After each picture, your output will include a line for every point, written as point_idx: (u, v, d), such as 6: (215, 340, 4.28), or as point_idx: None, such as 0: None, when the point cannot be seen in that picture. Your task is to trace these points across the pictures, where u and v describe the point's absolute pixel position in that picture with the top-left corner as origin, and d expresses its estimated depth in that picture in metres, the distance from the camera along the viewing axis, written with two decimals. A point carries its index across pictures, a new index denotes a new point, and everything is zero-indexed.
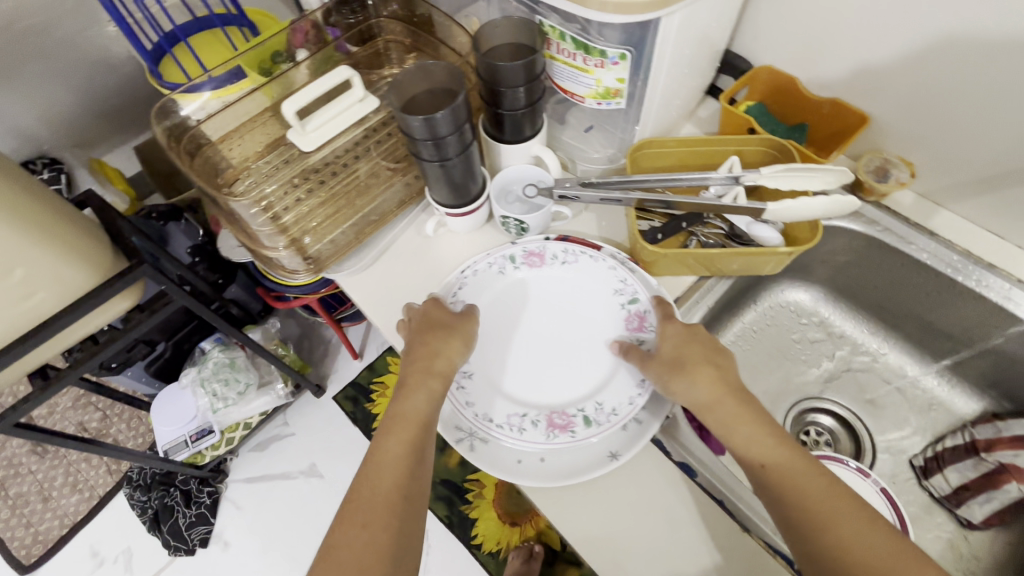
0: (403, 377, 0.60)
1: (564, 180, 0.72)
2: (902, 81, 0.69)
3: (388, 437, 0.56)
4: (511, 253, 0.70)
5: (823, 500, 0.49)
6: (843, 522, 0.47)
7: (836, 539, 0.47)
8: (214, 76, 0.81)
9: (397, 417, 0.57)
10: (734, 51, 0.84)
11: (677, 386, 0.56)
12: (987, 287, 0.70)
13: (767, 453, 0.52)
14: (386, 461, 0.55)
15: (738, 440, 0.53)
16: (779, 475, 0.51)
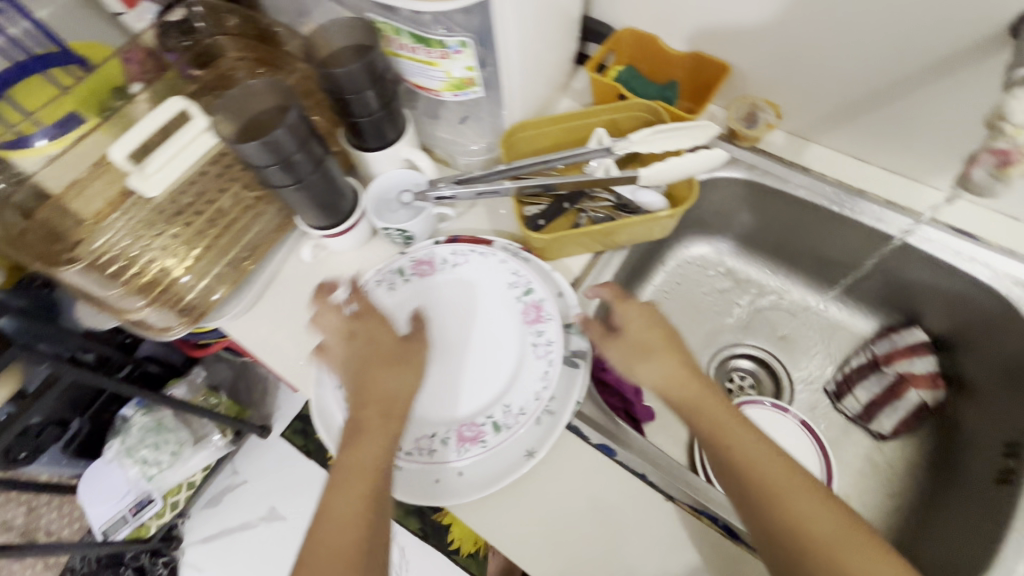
0: (351, 420, 0.56)
1: (438, 181, 0.68)
2: (752, 28, 0.70)
3: (339, 490, 0.53)
4: (398, 266, 0.67)
5: (773, 472, 0.52)
6: (791, 498, 0.51)
7: (783, 510, 0.50)
8: (43, 125, 0.64)
9: (352, 458, 0.54)
10: (593, 17, 0.83)
11: (642, 369, 0.58)
12: (859, 213, 0.73)
13: (713, 423, 0.55)
14: (343, 504, 0.52)
15: (704, 419, 0.56)
16: (726, 443, 0.54)
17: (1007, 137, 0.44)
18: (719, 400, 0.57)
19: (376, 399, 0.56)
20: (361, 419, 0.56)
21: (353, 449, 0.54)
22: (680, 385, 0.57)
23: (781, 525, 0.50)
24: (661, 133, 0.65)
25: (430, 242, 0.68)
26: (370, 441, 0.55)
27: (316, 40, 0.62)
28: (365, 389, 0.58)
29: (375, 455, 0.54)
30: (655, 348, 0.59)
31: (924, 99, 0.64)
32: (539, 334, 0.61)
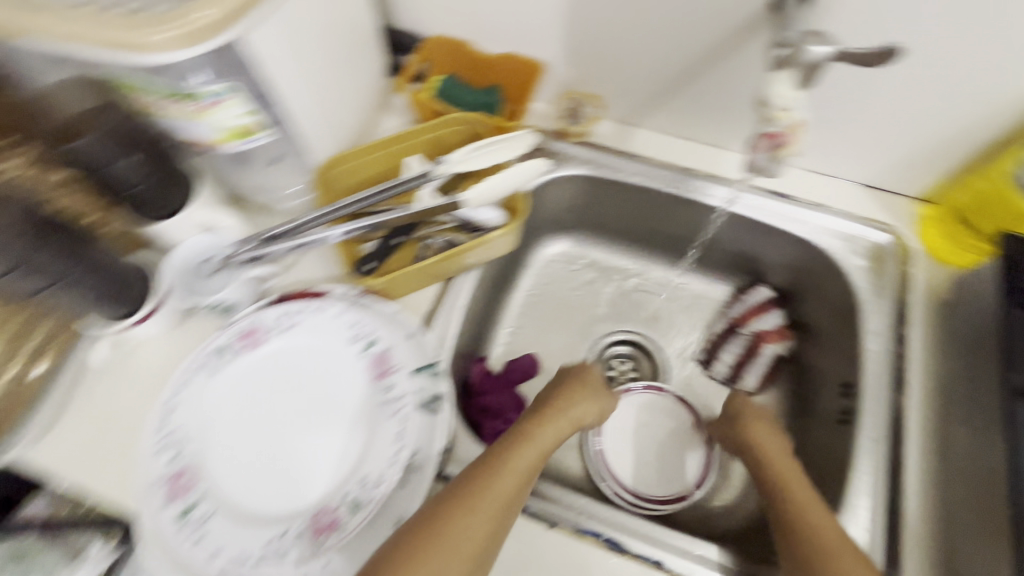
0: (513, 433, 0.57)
1: (244, 242, 0.60)
2: (555, 22, 0.69)
3: (478, 499, 0.50)
4: (219, 344, 0.59)
5: (796, 483, 0.57)
6: (811, 508, 0.54)
7: (809, 517, 0.54)
8: None
9: (523, 458, 0.55)
10: (399, 27, 0.78)
11: (726, 413, 0.67)
12: (689, 190, 0.75)
13: (766, 438, 0.63)
14: (481, 518, 0.49)
15: (760, 434, 0.63)
16: (775, 460, 0.60)
17: (774, 119, 0.47)
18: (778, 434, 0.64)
19: (548, 419, 0.61)
20: (524, 434, 0.57)
21: (517, 453, 0.55)
22: (750, 418, 0.65)
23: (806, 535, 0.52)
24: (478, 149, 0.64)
25: (255, 307, 0.61)
26: (512, 460, 0.54)
27: (49, 102, 0.51)
28: (518, 432, 0.58)
29: (529, 464, 0.54)
30: (754, 408, 0.67)
31: (721, 74, 0.67)
32: (390, 388, 0.57)
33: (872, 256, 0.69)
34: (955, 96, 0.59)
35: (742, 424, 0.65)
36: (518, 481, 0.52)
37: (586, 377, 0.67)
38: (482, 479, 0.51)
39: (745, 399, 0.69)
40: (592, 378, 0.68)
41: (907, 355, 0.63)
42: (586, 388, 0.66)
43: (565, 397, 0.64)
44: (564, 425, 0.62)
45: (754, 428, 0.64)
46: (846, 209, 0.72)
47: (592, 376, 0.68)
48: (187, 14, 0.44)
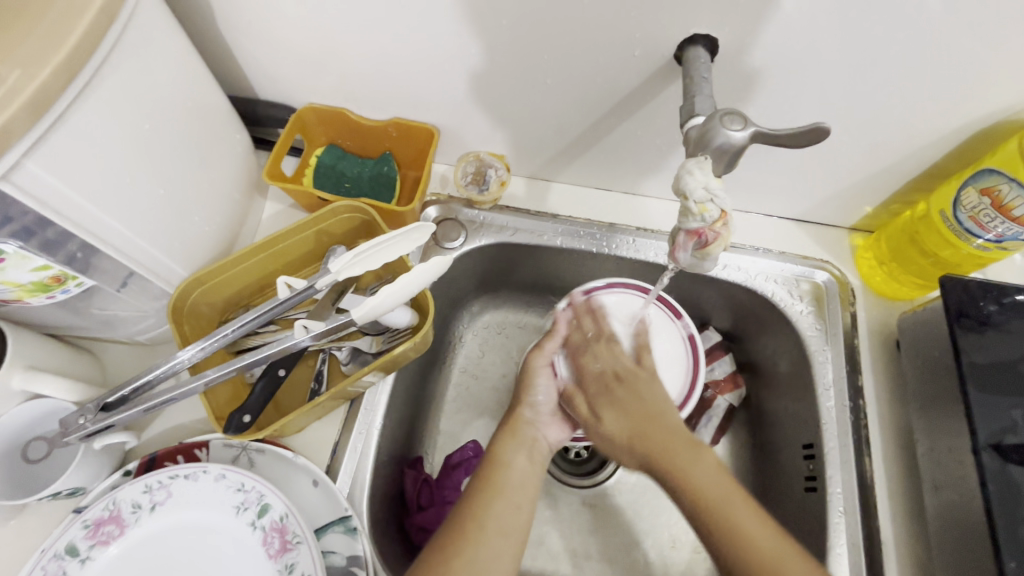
0: (505, 431, 0.57)
1: (75, 414, 0.47)
2: (439, 85, 0.59)
3: (507, 498, 0.51)
4: (67, 543, 0.46)
5: (721, 490, 0.48)
6: (700, 469, 0.50)
7: (733, 522, 0.47)
8: None
9: (496, 495, 0.51)
10: (263, 101, 0.67)
11: (604, 408, 0.57)
12: (616, 247, 0.68)
13: (621, 428, 0.55)
14: (485, 554, 0.47)
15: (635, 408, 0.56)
16: (655, 446, 0.53)
17: (694, 216, 0.38)
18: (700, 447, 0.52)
19: (498, 451, 0.55)
20: (489, 468, 0.54)
21: (490, 489, 0.51)
22: (604, 411, 0.57)
23: (716, 524, 0.47)
24: (363, 253, 0.50)
25: (117, 478, 0.50)
26: (488, 503, 0.50)
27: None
28: (487, 470, 0.53)
29: (505, 508, 0.50)
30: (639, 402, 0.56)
31: (632, 126, 0.60)
32: (290, 568, 0.46)
33: (814, 300, 0.64)
34: (881, 134, 0.54)
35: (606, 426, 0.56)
36: (506, 533, 0.48)
37: (528, 380, 0.60)
38: (461, 519, 0.49)
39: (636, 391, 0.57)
40: (519, 404, 0.59)
41: (864, 410, 0.59)
42: (518, 421, 0.58)
43: (507, 430, 0.57)
44: (522, 429, 0.57)
45: (600, 424, 0.57)
46: (781, 251, 0.67)
47: (525, 406, 0.59)
48: None
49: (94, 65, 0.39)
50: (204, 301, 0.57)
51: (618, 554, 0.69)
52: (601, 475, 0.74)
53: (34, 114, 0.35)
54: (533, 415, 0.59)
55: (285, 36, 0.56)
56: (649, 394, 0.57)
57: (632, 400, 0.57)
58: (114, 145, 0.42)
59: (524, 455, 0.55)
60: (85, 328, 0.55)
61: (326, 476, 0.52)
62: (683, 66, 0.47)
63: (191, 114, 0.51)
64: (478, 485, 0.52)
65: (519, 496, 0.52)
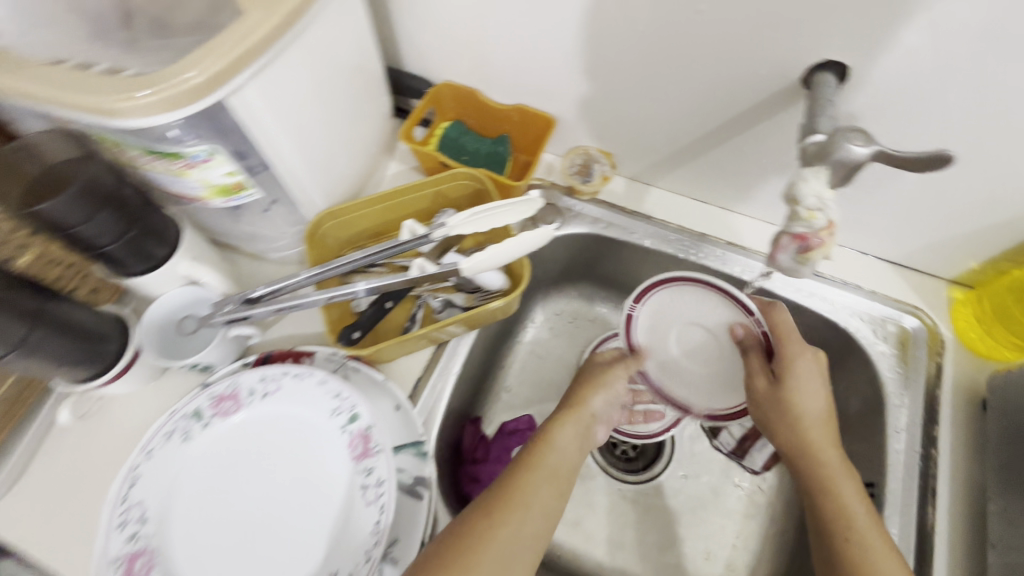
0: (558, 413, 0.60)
1: (223, 302, 0.56)
2: (568, 78, 0.64)
3: (546, 485, 0.51)
4: (194, 407, 0.55)
5: (852, 509, 0.50)
6: (845, 487, 0.52)
7: (839, 500, 0.51)
8: None
9: (541, 479, 0.51)
10: (407, 73, 0.75)
11: (800, 387, 0.56)
12: (704, 257, 0.71)
13: (815, 404, 0.55)
14: (522, 536, 0.47)
15: (806, 391, 0.56)
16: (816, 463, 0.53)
17: (802, 221, 0.42)
18: (828, 422, 0.55)
19: (548, 433, 0.56)
20: (536, 449, 0.54)
21: (530, 470, 0.52)
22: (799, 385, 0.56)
23: (830, 515, 0.51)
24: (477, 215, 0.56)
25: (237, 366, 0.58)
26: (532, 482, 0.51)
27: (34, 150, 0.46)
28: (529, 449, 0.55)
29: (546, 494, 0.50)
30: (806, 385, 0.56)
31: (745, 142, 0.62)
32: (368, 473, 0.52)
33: (899, 344, 0.64)
34: (1005, 187, 0.53)
35: (783, 394, 0.56)
36: (545, 517, 0.49)
37: (602, 379, 0.64)
38: (501, 497, 0.49)
39: (791, 381, 0.56)
40: (589, 393, 0.62)
41: (935, 460, 0.58)
42: (581, 408, 0.60)
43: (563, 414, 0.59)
44: (579, 419, 0.59)
45: (794, 389, 0.56)
46: (871, 289, 0.67)
47: (593, 396, 0.62)
48: (177, 75, 0.41)
49: (307, 17, 0.47)
50: (332, 234, 0.65)
51: (650, 551, 0.72)
52: (647, 472, 0.76)
53: (262, 48, 0.44)
54: (598, 408, 0.61)
55: (444, 16, 0.63)
56: (811, 380, 0.56)
57: (784, 398, 0.56)
58: (303, 83, 0.50)
59: (575, 440, 0.57)
60: (232, 236, 0.63)
61: (407, 405, 0.57)
62: (810, 89, 0.50)
63: (357, 71, 0.59)
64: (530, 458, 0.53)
65: (559, 484, 0.52)
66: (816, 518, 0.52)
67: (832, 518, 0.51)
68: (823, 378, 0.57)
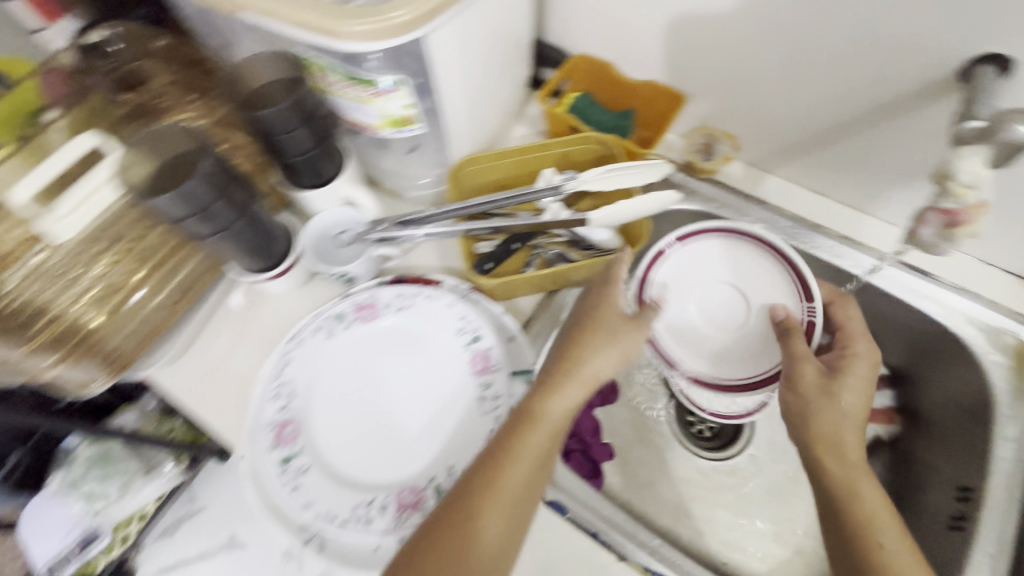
0: (549, 374, 0.54)
1: (378, 222, 0.65)
2: (707, 56, 0.68)
3: (518, 465, 0.50)
4: (339, 310, 0.62)
5: (876, 514, 0.53)
6: (864, 488, 0.54)
7: (862, 509, 0.53)
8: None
9: (525, 457, 0.50)
10: (547, 43, 0.80)
11: (845, 395, 0.58)
12: (817, 247, 0.71)
13: (858, 405, 0.58)
14: (513, 507, 0.49)
15: (846, 399, 0.58)
16: (842, 473, 0.55)
17: (951, 199, 0.44)
18: (863, 416, 0.58)
19: (533, 408, 0.52)
20: (523, 425, 0.51)
21: (514, 450, 0.50)
22: (843, 394, 0.58)
23: (854, 524, 0.53)
24: (610, 173, 0.63)
25: (373, 283, 0.65)
26: (518, 454, 0.50)
27: (253, 67, 0.55)
28: (510, 426, 0.52)
29: (527, 470, 0.50)
30: (851, 394, 0.58)
31: (883, 134, 0.63)
32: (487, 387, 0.59)
33: (1016, 356, 0.63)
34: None
35: (823, 401, 0.58)
36: (526, 490, 0.49)
37: (608, 333, 0.55)
38: (488, 473, 0.49)
39: (830, 387, 0.58)
40: (586, 356, 0.54)
41: None
42: (576, 369, 0.53)
43: (557, 371, 0.54)
44: (579, 382, 0.53)
45: (842, 403, 0.58)
46: (992, 300, 0.66)
47: (590, 358, 0.54)
48: (394, 9, 0.48)
49: None
50: (468, 179, 0.70)
51: (719, 524, 0.74)
52: (723, 449, 0.77)
53: None
54: (594, 365, 0.54)
55: None
56: (854, 392, 0.58)
57: (817, 406, 0.58)
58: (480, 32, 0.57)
59: (569, 409, 0.52)
60: (381, 170, 0.71)
61: (520, 336, 0.62)
62: (967, 80, 0.51)
63: (515, 31, 0.65)
64: (524, 423, 0.52)
65: (544, 457, 0.51)
66: (836, 526, 0.54)
67: (852, 526, 0.53)
68: (868, 391, 0.59)
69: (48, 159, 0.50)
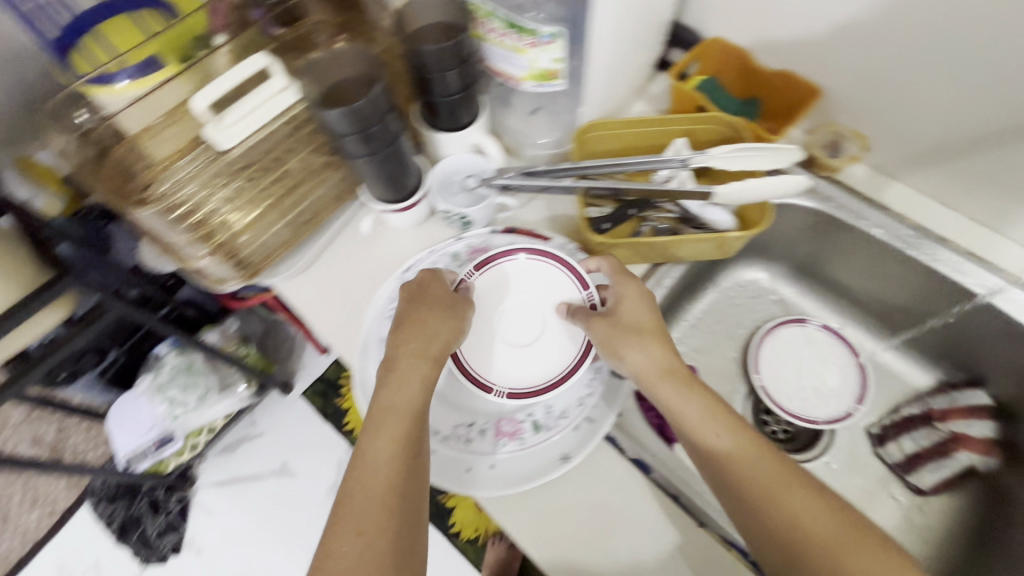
0: (391, 364, 0.57)
1: (505, 169, 0.68)
2: (855, 50, 0.66)
3: (376, 442, 0.53)
4: (455, 250, 0.69)
5: (816, 526, 0.49)
6: (795, 500, 0.50)
7: (789, 523, 0.50)
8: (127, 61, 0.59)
9: (373, 440, 0.53)
10: (683, 23, 0.80)
11: (627, 350, 0.57)
12: (940, 261, 0.69)
13: (665, 364, 0.57)
14: (366, 490, 0.51)
15: (664, 389, 0.56)
16: (752, 491, 0.51)
17: None
18: (703, 395, 0.56)
19: (384, 398, 0.55)
20: (376, 415, 0.54)
21: (374, 435, 0.53)
22: (630, 350, 0.57)
23: (786, 540, 0.49)
24: (741, 152, 0.63)
25: (487, 232, 0.69)
26: (366, 442, 0.53)
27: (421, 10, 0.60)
28: (377, 407, 0.55)
29: (383, 453, 0.52)
30: (639, 361, 0.57)
31: None
32: None
33: None
34: None
35: (653, 380, 0.56)
36: (410, 468, 0.52)
37: (438, 317, 0.59)
38: (359, 455, 0.53)
39: (637, 326, 0.58)
40: (423, 340, 0.57)
41: None
42: (403, 356, 0.57)
43: (402, 350, 0.57)
44: (420, 361, 0.57)
45: (642, 361, 0.57)
46: None
47: (407, 344, 0.57)
48: None
49: None
50: (590, 145, 0.71)
51: None
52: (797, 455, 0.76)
53: None
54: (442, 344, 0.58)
55: None
56: (645, 357, 0.57)
57: (676, 393, 0.56)
58: None
59: (411, 398, 0.55)
60: (507, 126, 0.74)
61: None
62: None
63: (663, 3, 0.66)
64: (382, 407, 0.55)
65: (409, 440, 0.53)
66: (772, 547, 0.50)
67: (786, 542, 0.49)
68: (661, 342, 0.58)
69: (226, 73, 0.57)
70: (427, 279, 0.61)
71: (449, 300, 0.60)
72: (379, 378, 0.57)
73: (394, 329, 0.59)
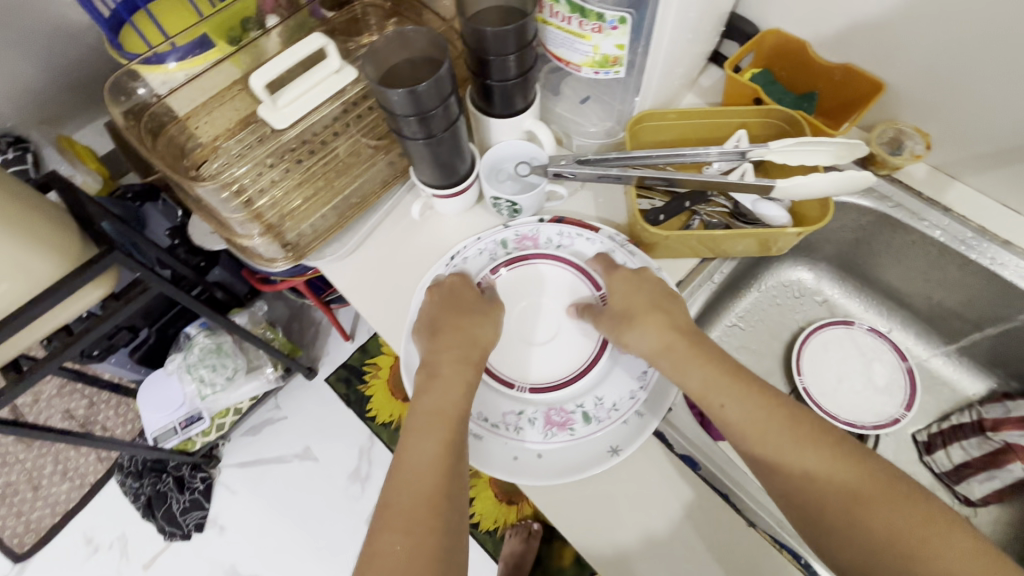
0: (436, 367, 0.58)
1: (558, 157, 0.67)
2: (923, 45, 0.64)
3: (422, 441, 0.53)
4: (503, 238, 0.68)
5: (853, 486, 0.48)
6: (831, 469, 0.49)
7: (833, 495, 0.48)
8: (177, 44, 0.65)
9: (417, 436, 0.54)
10: (738, 13, 0.78)
11: (629, 337, 0.58)
12: (1003, 266, 0.67)
13: (661, 342, 0.57)
14: (413, 488, 0.51)
15: (681, 375, 0.56)
16: (791, 481, 0.50)
17: None
18: (713, 366, 0.55)
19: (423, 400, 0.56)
20: (417, 419, 0.55)
21: (417, 435, 0.54)
22: (635, 330, 0.58)
23: (839, 518, 0.47)
24: (803, 144, 0.61)
25: (534, 220, 0.68)
26: (410, 443, 0.54)
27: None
28: (417, 410, 0.56)
29: (429, 450, 0.53)
30: (638, 340, 0.58)
31: None
32: None
33: None
34: None
35: (662, 362, 0.57)
36: (455, 465, 0.53)
37: (462, 321, 0.60)
38: (401, 459, 0.53)
39: (630, 313, 0.59)
40: (465, 341, 0.59)
41: None
42: (440, 356, 0.58)
43: (444, 346, 0.59)
44: (462, 366, 0.58)
45: (643, 341, 0.58)
46: None
47: (445, 347, 0.59)
48: None
49: None
50: (643, 135, 0.70)
51: None
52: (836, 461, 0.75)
53: None
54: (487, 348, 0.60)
55: None
56: (644, 335, 0.58)
57: (683, 371, 0.55)
58: None
59: (454, 398, 0.56)
60: (556, 114, 0.73)
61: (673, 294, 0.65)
62: None
63: None
64: (430, 403, 0.55)
65: (452, 438, 0.54)
66: (827, 532, 0.48)
67: (839, 514, 0.47)
68: (667, 321, 0.58)
69: (284, 52, 0.57)
70: (456, 284, 0.63)
71: (478, 303, 0.62)
72: (422, 384, 0.58)
73: (431, 335, 0.60)
